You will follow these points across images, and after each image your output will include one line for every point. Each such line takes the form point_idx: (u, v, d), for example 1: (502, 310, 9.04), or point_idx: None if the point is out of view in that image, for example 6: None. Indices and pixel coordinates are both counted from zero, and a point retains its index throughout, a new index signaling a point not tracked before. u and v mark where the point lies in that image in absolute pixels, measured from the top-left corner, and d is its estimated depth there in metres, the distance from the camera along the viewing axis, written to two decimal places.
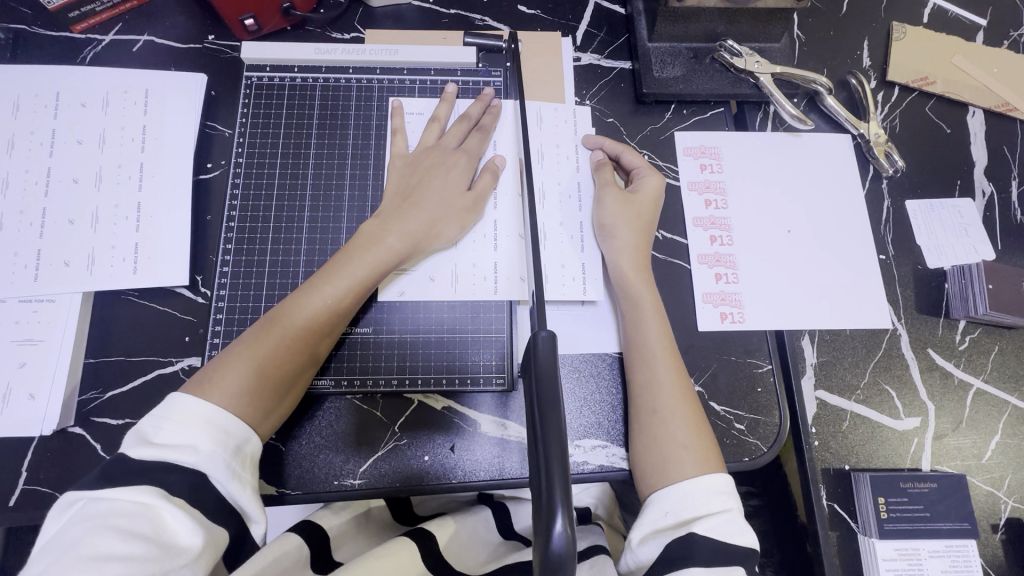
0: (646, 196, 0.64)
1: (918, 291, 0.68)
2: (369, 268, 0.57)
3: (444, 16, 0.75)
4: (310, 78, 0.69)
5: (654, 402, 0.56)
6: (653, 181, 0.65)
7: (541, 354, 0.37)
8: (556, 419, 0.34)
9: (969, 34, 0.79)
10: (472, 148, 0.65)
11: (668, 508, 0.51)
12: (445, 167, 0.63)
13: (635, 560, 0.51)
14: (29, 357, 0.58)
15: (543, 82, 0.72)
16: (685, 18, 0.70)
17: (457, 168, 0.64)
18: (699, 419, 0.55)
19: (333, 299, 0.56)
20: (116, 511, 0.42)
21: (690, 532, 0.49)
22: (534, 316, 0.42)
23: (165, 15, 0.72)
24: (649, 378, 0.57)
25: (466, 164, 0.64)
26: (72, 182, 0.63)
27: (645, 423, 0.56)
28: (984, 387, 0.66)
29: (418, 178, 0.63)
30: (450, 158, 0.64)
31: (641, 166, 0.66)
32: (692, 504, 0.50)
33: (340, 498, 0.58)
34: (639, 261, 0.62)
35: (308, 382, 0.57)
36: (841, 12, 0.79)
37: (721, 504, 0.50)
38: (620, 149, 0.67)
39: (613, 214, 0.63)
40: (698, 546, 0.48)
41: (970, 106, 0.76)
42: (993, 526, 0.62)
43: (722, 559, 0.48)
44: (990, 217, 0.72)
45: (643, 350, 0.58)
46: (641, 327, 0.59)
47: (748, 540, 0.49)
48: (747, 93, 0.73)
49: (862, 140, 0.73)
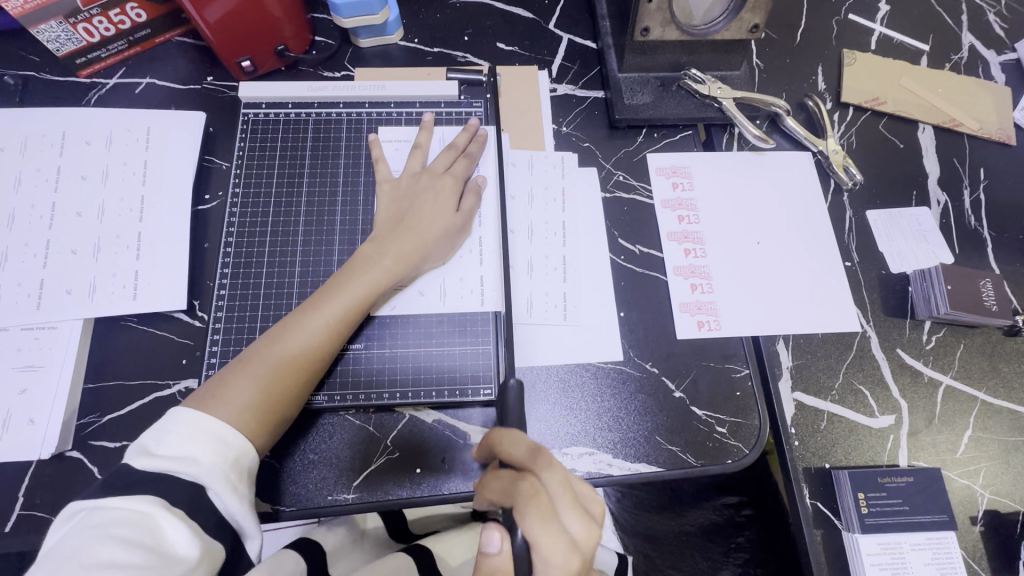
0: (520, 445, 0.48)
1: (884, 295, 0.72)
2: (369, 286, 0.61)
3: (428, 54, 0.81)
4: (303, 113, 0.74)
5: None
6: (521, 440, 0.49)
7: (510, 396, 0.52)
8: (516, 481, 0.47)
9: (914, 58, 0.86)
10: (459, 171, 0.69)
11: None
12: (433, 192, 0.67)
13: None
14: (29, 383, 0.60)
15: (520, 111, 0.77)
16: (651, 50, 0.76)
17: (445, 191, 0.67)
18: None
19: (334, 315, 0.59)
20: (116, 521, 0.44)
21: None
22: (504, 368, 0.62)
23: (166, 60, 0.77)
24: None
25: (453, 187, 0.68)
26: (76, 215, 0.67)
27: None
28: (953, 384, 0.69)
29: (409, 203, 0.66)
30: (439, 181, 0.68)
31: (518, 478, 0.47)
32: None
33: (333, 513, 0.59)
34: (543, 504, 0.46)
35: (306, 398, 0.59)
36: (796, 42, 0.85)
37: None
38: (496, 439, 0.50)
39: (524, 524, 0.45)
40: None
41: (920, 122, 0.82)
42: (971, 519, 0.64)
43: None
44: (946, 224, 0.77)
45: None
46: None
47: None
48: (713, 116, 0.78)
49: (821, 157, 0.78)
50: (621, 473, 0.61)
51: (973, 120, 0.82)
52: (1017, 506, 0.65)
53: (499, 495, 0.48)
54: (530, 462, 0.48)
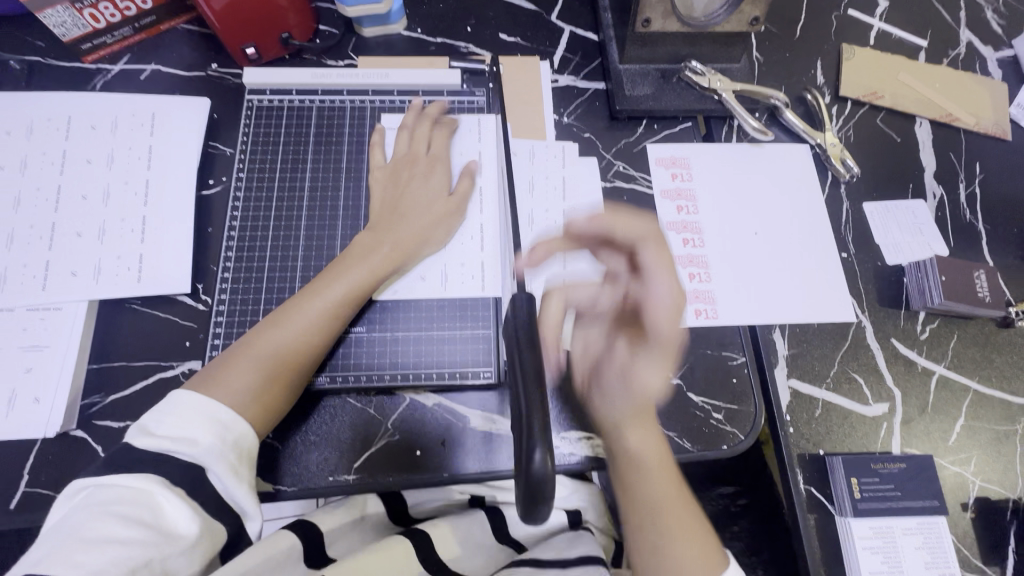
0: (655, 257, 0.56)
1: (879, 286, 0.73)
2: (369, 273, 0.61)
3: (431, 44, 0.82)
4: (307, 100, 0.74)
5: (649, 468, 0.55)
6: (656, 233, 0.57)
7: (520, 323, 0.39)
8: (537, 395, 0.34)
9: (912, 54, 0.87)
10: (440, 152, 0.71)
11: None
12: (423, 172, 0.69)
13: None
14: (35, 362, 0.61)
15: (522, 102, 0.78)
16: (651, 42, 0.77)
17: (434, 175, 0.69)
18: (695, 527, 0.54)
19: (335, 300, 0.59)
20: (117, 498, 0.45)
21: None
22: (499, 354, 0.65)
23: (171, 46, 0.78)
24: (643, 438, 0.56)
25: (441, 170, 0.70)
26: (81, 198, 0.67)
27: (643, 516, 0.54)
28: (946, 374, 0.70)
29: (399, 185, 0.68)
30: (425, 163, 0.69)
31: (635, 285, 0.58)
32: None
33: (333, 494, 0.60)
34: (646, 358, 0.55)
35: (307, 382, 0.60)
36: (795, 36, 0.86)
37: None
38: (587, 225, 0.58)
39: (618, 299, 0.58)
40: None
41: (917, 117, 0.83)
42: (962, 506, 0.65)
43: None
44: (942, 217, 0.78)
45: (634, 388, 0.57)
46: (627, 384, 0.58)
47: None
48: (711, 108, 0.79)
49: (819, 149, 0.79)
50: None
51: (969, 115, 0.83)
52: (1007, 493, 0.66)
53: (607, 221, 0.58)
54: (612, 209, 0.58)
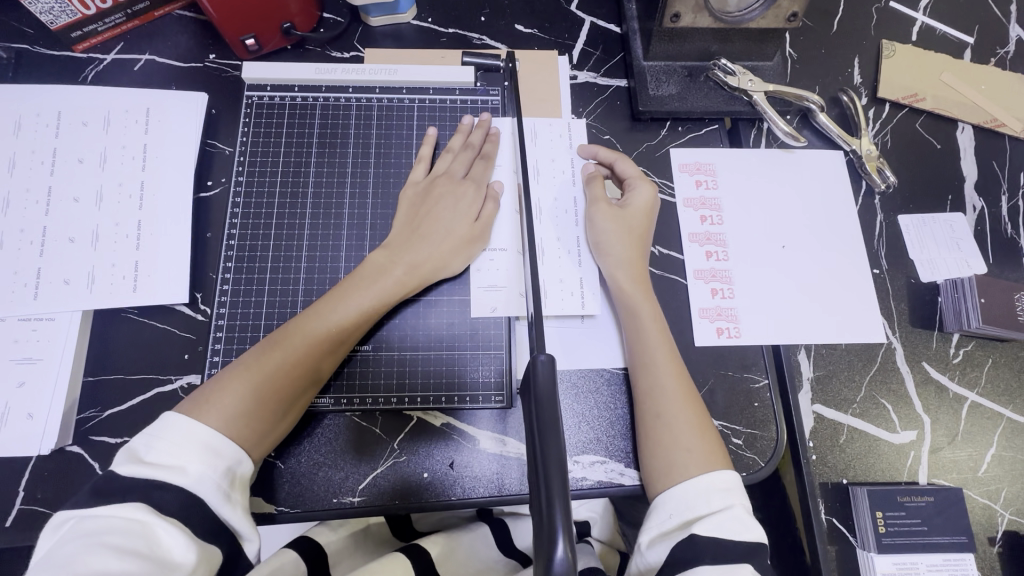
0: (639, 209, 0.65)
1: (912, 304, 0.69)
2: (378, 299, 0.59)
3: (443, 35, 0.76)
4: (310, 97, 0.70)
5: (652, 387, 0.58)
6: (645, 191, 0.66)
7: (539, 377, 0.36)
8: (558, 462, 0.32)
9: (957, 52, 0.81)
10: (477, 177, 0.67)
11: (672, 509, 0.52)
12: (454, 195, 0.65)
13: (644, 563, 0.51)
14: (28, 376, 0.59)
15: (538, 99, 0.73)
16: (679, 38, 0.71)
17: (466, 197, 0.65)
18: (706, 424, 0.57)
19: (342, 326, 0.57)
20: (109, 528, 0.42)
21: (690, 534, 0.49)
22: (507, 377, 0.63)
23: (166, 34, 0.73)
24: (642, 346, 0.60)
25: (474, 192, 0.65)
26: (73, 200, 0.64)
27: (649, 427, 0.57)
28: (979, 401, 0.67)
29: (425, 208, 0.64)
30: (458, 187, 0.65)
31: (632, 177, 0.67)
32: (694, 507, 0.51)
33: (336, 516, 0.58)
34: (635, 270, 0.63)
35: (303, 410, 0.57)
36: (832, 30, 0.80)
37: (722, 502, 0.51)
38: (614, 157, 0.69)
39: (607, 229, 0.64)
40: (702, 546, 0.48)
41: (959, 122, 0.77)
42: (989, 540, 0.63)
43: (725, 558, 0.47)
44: (981, 231, 0.74)
45: (625, 285, 0.62)
46: (631, 296, 0.62)
47: (755, 534, 0.49)
48: (740, 110, 0.73)
49: (854, 156, 0.74)
50: (635, 482, 0.60)
51: (1017, 121, 0.77)
52: None
53: (614, 160, 0.68)
54: (619, 157, 0.69)
